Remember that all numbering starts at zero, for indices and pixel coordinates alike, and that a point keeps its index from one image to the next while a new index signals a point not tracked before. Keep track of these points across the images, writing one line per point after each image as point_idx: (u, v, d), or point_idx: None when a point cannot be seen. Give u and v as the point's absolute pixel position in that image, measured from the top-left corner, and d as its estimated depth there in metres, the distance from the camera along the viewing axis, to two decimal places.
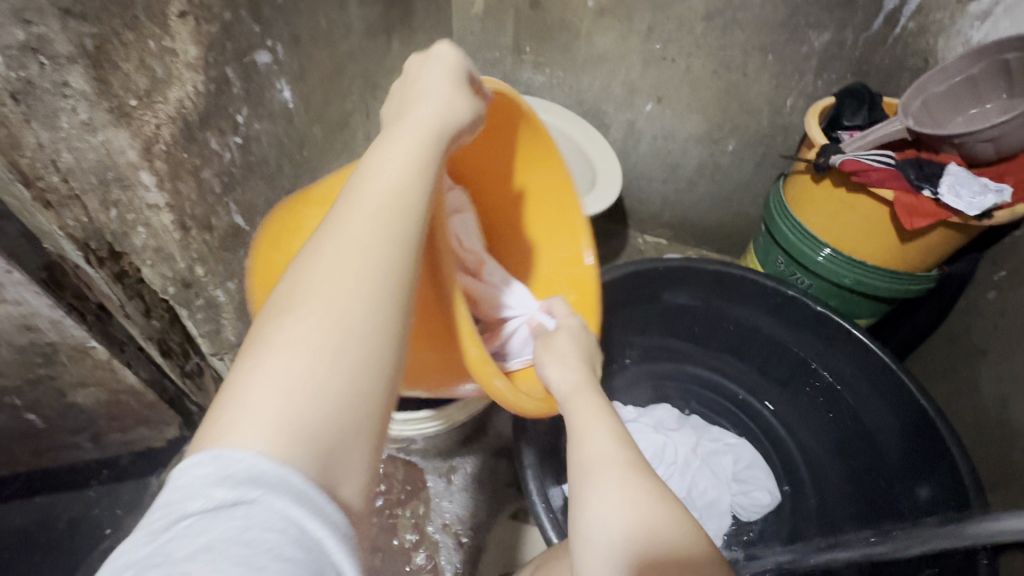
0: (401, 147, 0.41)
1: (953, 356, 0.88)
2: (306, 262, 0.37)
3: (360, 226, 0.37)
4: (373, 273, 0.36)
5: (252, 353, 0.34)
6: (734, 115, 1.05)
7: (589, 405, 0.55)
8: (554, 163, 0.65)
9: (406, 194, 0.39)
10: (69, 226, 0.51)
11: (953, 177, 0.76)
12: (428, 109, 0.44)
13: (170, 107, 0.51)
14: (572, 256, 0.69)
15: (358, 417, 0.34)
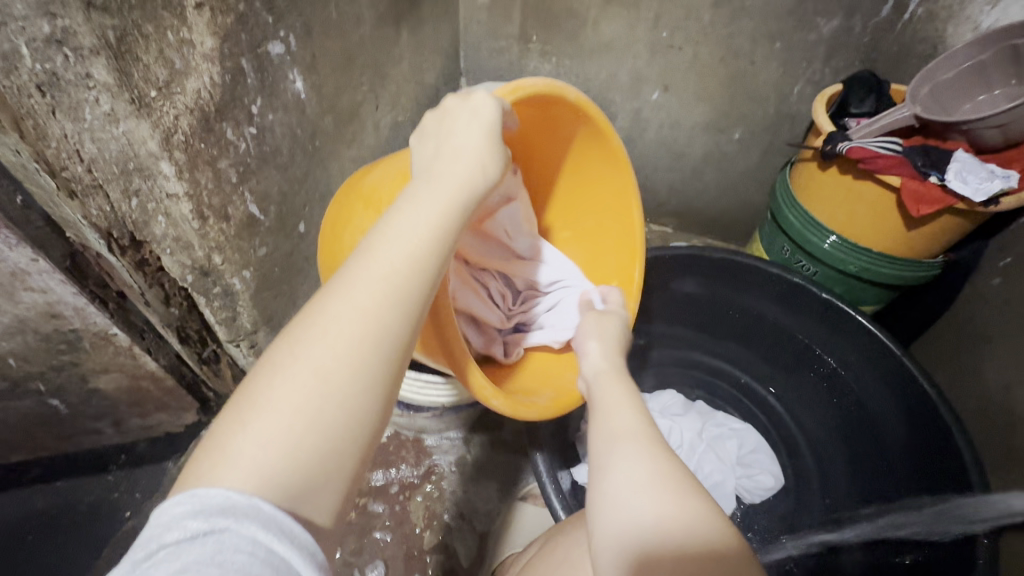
0: (422, 207, 0.43)
1: (957, 342, 0.89)
2: (304, 317, 0.39)
3: (367, 283, 0.39)
4: (371, 330, 0.39)
5: (254, 388, 0.37)
6: (741, 103, 1.05)
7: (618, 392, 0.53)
8: (617, 164, 0.68)
9: (416, 257, 0.41)
10: (92, 215, 0.53)
11: (960, 164, 0.76)
12: (452, 171, 0.46)
13: (188, 98, 0.52)
14: (621, 247, 0.73)
15: (336, 463, 0.37)
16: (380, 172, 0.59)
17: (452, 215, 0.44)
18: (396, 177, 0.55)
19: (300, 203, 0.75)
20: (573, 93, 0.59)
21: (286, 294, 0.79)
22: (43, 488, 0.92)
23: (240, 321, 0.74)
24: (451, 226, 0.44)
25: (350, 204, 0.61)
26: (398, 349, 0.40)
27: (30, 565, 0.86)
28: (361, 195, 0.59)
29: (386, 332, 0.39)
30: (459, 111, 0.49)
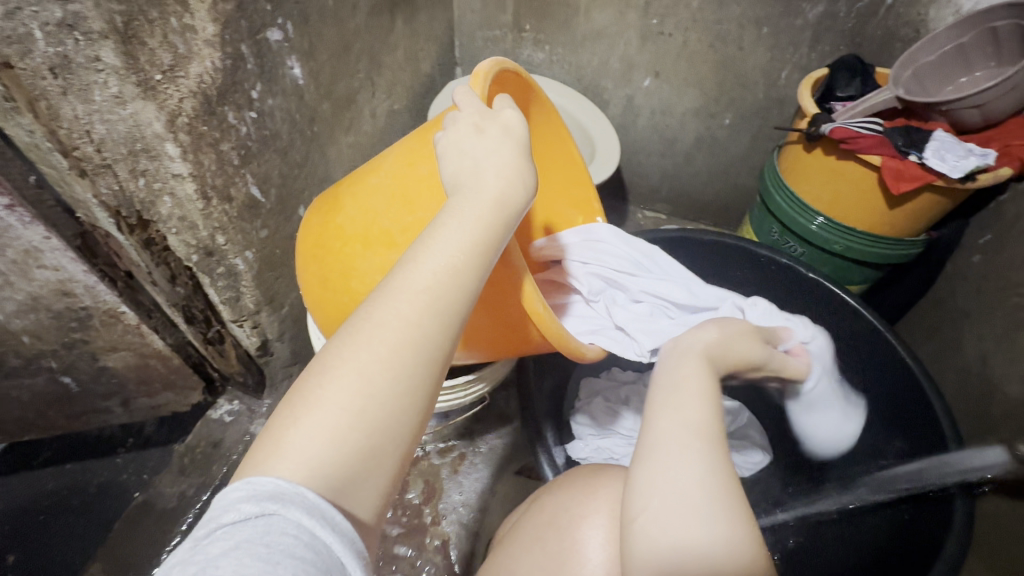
0: (464, 214, 0.43)
1: (939, 318, 0.92)
2: (352, 325, 0.39)
3: (411, 288, 0.39)
4: (416, 336, 0.38)
5: (302, 389, 0.37)
6: (730, 89, 1.07)
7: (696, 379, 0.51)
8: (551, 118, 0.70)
9: (458, 264, 0.41)
10: (103, 194, 0.56)
11: (939, 142, 0.79)
12: (491, 182, 0.45)
13: (191, 81, 0.55)
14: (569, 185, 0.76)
15: (377, 464, 0.37)
16: (359, 207, 0.59)
17: (493, 223, 0.43)
18: (398, 203, 0.56)
19: (300, 187, 0.78)
20: (512, 65, 0.60)
21: (287, 276, 0.81)
22: (54, 469, 0.95)
23: (243, 302, 0.76)
24: (492, 232, 0.43)
25: (335, 243, 0.60)
26: (440, 355, 0.40)
27: (43, 543, 0.89)
28: (352, 234, 0.59)
29: (430, 337, 0.39)
30: (483, 120, 0.49)
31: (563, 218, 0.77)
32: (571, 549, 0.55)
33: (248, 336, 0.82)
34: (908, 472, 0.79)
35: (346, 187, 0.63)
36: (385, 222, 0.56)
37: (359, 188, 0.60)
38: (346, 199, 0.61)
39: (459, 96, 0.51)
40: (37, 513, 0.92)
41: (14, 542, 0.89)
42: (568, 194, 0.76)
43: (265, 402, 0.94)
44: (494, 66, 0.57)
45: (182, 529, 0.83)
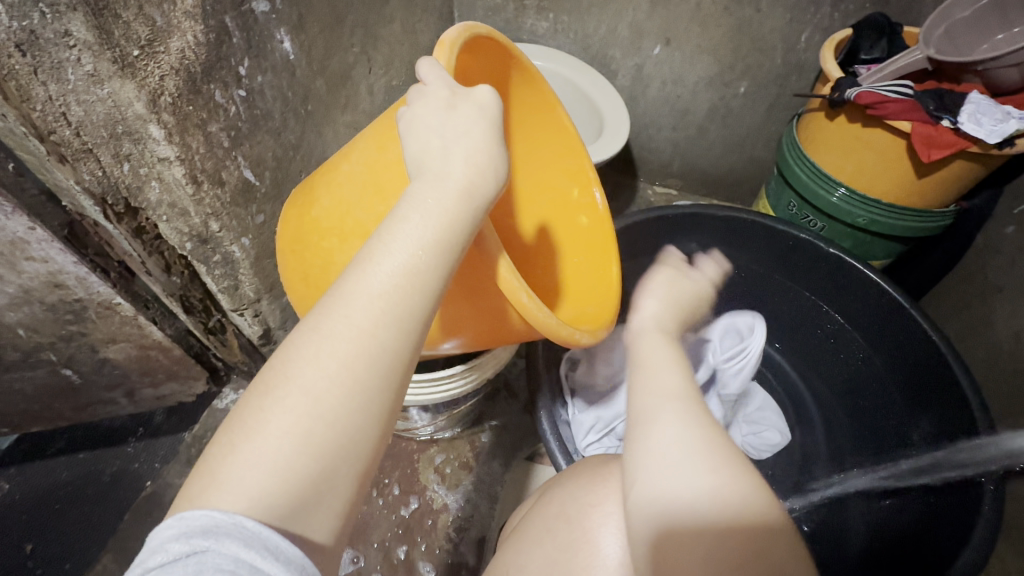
0: (422, 209, 0.40)
1: (967, 293, 0.88)
2: (295, 342, 0.36)
3: (364, 297, 0.37)
4: (368, 349, 0.36)
5: (242, 413, 0.35)
6: (746, 55, 1.01)
7: (663, 352, 0.57)
8: (536, 84, 0.66)
9: (414, 267, 0.38)
10: (86, 180, 0.53)
11: (975, 104, 0.73)
12: (456, 172, 0.42)
13: (172, 57, 0.51)
14: (565, 151, 0.72)
15: (328, 488, 0.35)
16: (332, 197, 0.56)
17: (457, 219, 0.41)
18: (370, 191, 0.52)
19: (296, 169, 0.74)
20: (482, 27, 0.56)
21: None
22: (67, 459, 0.96)
23: (242, 290, 0.74)
24: (458, 231, 0.41)
25: (310, 239, 0.57)
26: (397, 368, 0.38)
27: (60, 532, 0.90)
28: (327, 228, 0.55)
29: (383, 349, 0.37)
30: (453, 96, 0.46)
31: (559, 190, 0.74)
32: (581, 537, 0.53)
33: (249, 325, 0.80)
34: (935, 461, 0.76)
35: (321, 174, 0.59)
36: (360, 213, 0.53)
37: (332, 176, 0.57)
38: (320, 187, 0.58)
39: (424, 68, 0.47)
40: (52, 503, 0.92)
41: (31, 532, 0.90)
42: (562, 165, 0.73)
43: None
44: (460, 32, 0.52)
45: None
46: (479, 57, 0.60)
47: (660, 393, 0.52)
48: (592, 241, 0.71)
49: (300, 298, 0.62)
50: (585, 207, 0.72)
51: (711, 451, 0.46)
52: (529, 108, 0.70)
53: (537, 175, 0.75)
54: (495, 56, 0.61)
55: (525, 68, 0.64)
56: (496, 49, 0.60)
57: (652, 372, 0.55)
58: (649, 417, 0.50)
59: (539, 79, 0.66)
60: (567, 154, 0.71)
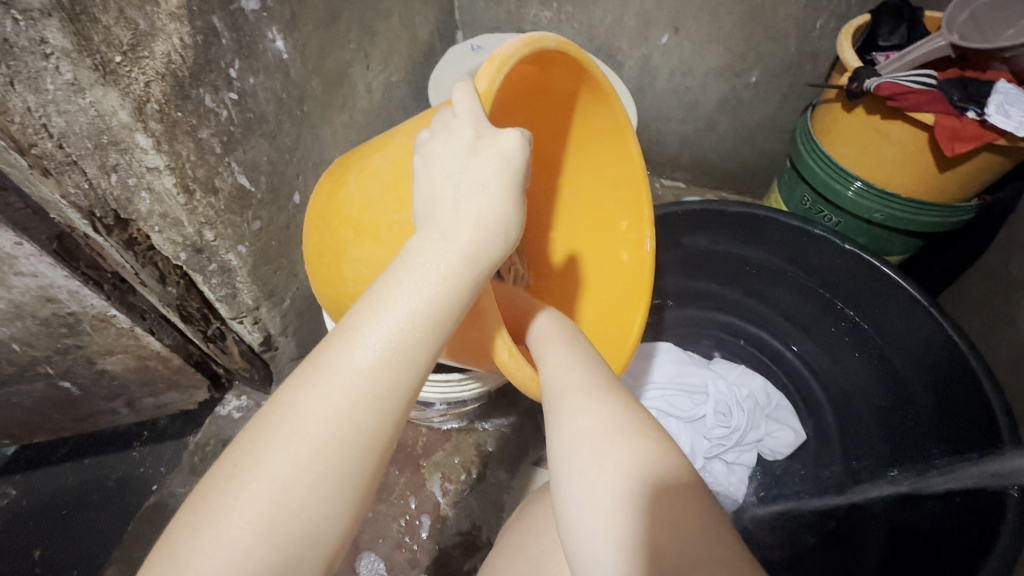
0: (412, 279, 0.39)
1: (991, 289, 0.84)
2: (267, 422, 0.36)
3: (342, 378, 0.36)
4: (343, 432, 0.36)
5: (211, 490, 0.35)
6: (758, 43, 0.97)
7: (560, 346, 0.53)
8: (608, 105, 0.61)
9: (398, 344, 0.37)
10: (71, 193, 0.50)
11: (1003, 95, 0.70)
12: (458, 233, 0.40)
13: (157, 62, 0.49)
14: (622, 178, 0.67)
15: (294, 573, 0.34)
16: (359, 186, 0.54)
17: (453, 291, 0.39)
18: (390, 198, 0.50)
19: (293, 173, 0.72)
20: (554, 41, 0.50)
21: (286, 268, 0.77)
22: (72, 465, 0.95)
23: (240, 298, 0.72)
24: (451, 303, 0.39)
25: (335, 228, 0.55)
26: (374, 450, 0.37)
27: (66, 539, 0.89)
28: (348, 216, 0.54)
29: (357, 431, 0.36)
30: (478, 139, 0.43)
31: (609, 216, 0.71)
32: (550, 549, 0.55)
33: (249, 332, 0.78)
34: (953, 479, 0.72)
35: (356, 160, 0.58)
36: (376, 214, 0.51)
37: (364, 165, 0.55)
38: (351, 173, 0.56)
39: (462, 95, 0.45)
40: (58, 510, 0.92)
41: (37, 539, 0.89)
42: (618, 193, 0.69)
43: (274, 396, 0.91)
44: (521, 46, 0.47)
45: None
46: (551, 66, 0.56)
47: (561, 387, 0.48)
48: (625, 282, 0.69)
49: (316, 286, 0.62)
50: (629, 243, 0.69)
51: (626, 432, 0.44)
52: (598, 128, 0.65)
53: (592, 190, 0.72)
54: (566, 69, 0.56)
55: (601, 89, 0.58)
56: (570, 63, 0.55)
57: (547, 365, 0.51)
58: (556, 418, 0.47)
59: (615, 102, 0.60)
60: (626, 183, 0.67)
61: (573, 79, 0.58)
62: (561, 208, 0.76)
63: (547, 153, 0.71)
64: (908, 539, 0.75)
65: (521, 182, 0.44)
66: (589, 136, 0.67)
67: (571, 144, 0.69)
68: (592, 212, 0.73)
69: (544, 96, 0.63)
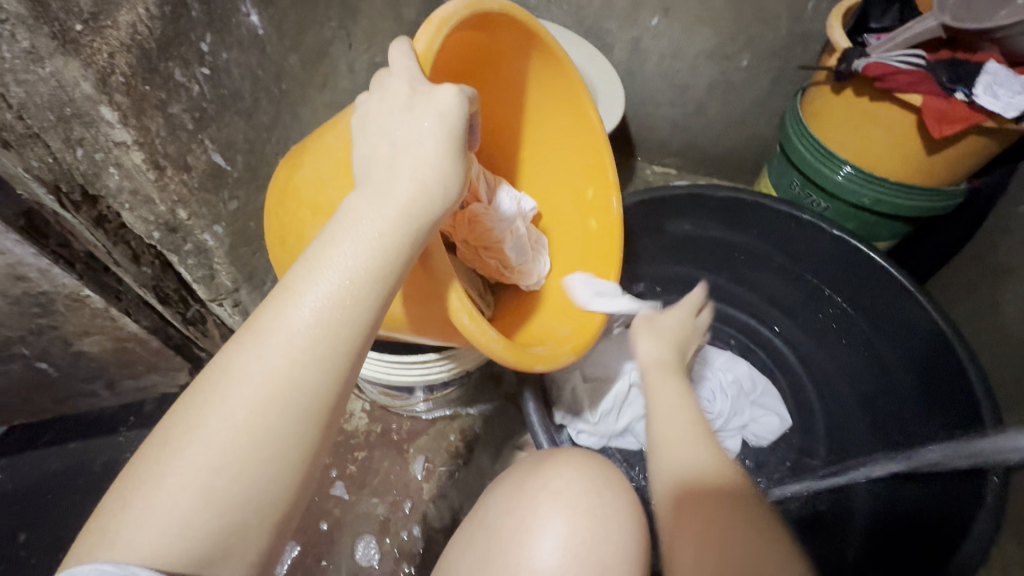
0: (348, 238, 0.38)
1: (976, 274, 0.84)
2: (203, 390, 0.35)
3: (277, 341, 0.35)
4: (280, 396, 0.35)
5: (141, 465, 0.34)
6: (748, 25, 0.95)
7: (667, 381, 0.63)
8: (561, 69, 0.61)
9: (338, 303, 0.37)
10: (34, 167, 0.50)
11: (992, 75, 0.69)
12: (397, 190, 0.40)
13: (122, 32, 0.48)
14: (581, 146, 0.67)
15: (237, 540, 0.34)
16: (314, 169, 0.53)
17: (392, 250, 0.39)
18: (342, 174, 0.49)
19: (272, 153, 0.71)
20: (497, 3, 0.51)
21: (267, 250, 0.76)
22: (56, 450, 0.95)
23: (219, 280, 0.72)
24: (391, 261, 0.39)
25: (293, 210, 0.54)
26: (317, 411, 0.36)
27: (50, 522, 0.89)
28: (306, 199, 0.53)
29: (299, 393, 0.36)
30: (414, 97, 0.42)
31: (571, 187, 0.70)
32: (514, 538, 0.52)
33: (230, 315, 0.78)
34: (935, 454, 0.73)
35: (312, 141, 0.56)
36: (331, 194, 0.50)
37: (316, 146, 0.54)
38: (307, 155, 0.55)
39: (395, 55, 0.44)
40: (42, 494, 0.92)
41: (22, 522, 0.89)
42: (577, 162, 0.68)
43: None
44: (460, 5, 0.48)
45: None
46: (498, 31, 0.56)
47: (659, 407, 0.60)
48: (595, 252, 0.68)
49: (280, 274, 0.60)
50: (598, 210, 0.67)
51: (709, 437, 0.56)
52: (552, 97, 0.65)
53: (550, 163, 0.71)
54: (512, 33, 0.57)
55: (551, 53, 0.60)
56: (518, 28, 0.56)
57: (659, 396, 0.61)
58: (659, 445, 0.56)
59: (567, 64, 0.61)
60: (584, 151, 0.67)
61: (520, 45, 0.59)
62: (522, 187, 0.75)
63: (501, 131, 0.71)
64: (890, 518, 0.75)
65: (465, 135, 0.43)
66: (542, 110, 0.67)
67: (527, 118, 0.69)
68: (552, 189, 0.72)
69: (489, 69, 0.63)
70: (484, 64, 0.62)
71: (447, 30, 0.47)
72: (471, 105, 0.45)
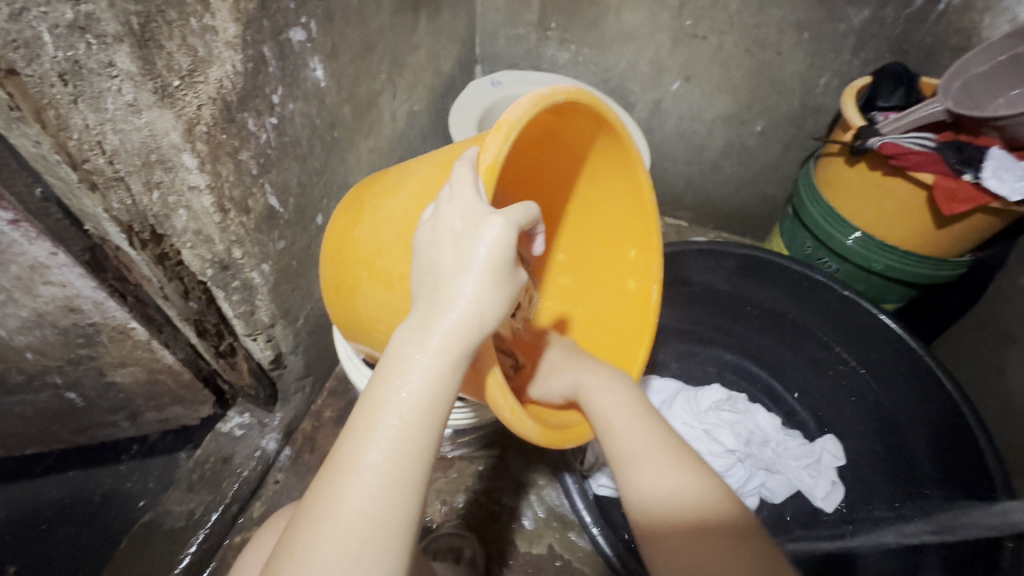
0: (403, 384, 0.39)
1: (980, 341, 0.88)
2: (299, 534, 0.37)
3: (360, 481, 0.37)
4: (357, 551, 0.36)
5: None
6: (764, 95, 1.02)
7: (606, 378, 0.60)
8: (620, 146, 0.63)
9: (403, 434, 0.38)
10: (114, 209, 0.51)
11: (996, 160, 0.74)
12: (449, 319, 0.40)
13: (210, 87, 0.51)
14: (632, 208, 0.69)
15: None
16: (373, 229, 0.54)
17: (446, 383, 0.40)
18: (401, 249, 0.50)
19: (318, 195, 0.74)
20: (563, 92, 0.51)
21: (303, 287, 0.78)
22: (57, 477, 0.92)
23: (257, 315, 0.72)
24: (447, 385, 0.40)
25: (349, 261, 0.56)
26: (403, 536, 0.38)
27: (44, 555, 0.86)
28: (362, 257, 0.54)
29: (385, 524, 0.37)
30: (467, 212, 0.43)
31: (617, 246, 0.74)
32: None
33: (261, 350, 0.77)
34: (935, 526, 0.77)
35: (371, 196, 0.58)
36: (389, 260, 0.51)
37: (377, 207, 0.55)
38: (366, 212, 0.56)
39: (459, 167, 0.45)
40: (39, 523, 0.89)
41: (15, 552, 0.86)
42: (624, 224, 0.72)
43: (278, 415, 0.88)
44: (529, 107, 0.48)
45: (191, 551, 0.77)
46: (571, 114, 0.59)
47: (626, 452, 0.53)
48: (627, 310, 0.72)
49: (332, 314, 0.62)
50: (638, 272, 0.71)
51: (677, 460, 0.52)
52: (609, 162, 0.67)
53: (599, 217, 0.74)
54: (579, 114, 0.58)
55: (613, 130, 0.61)
56: (586, 109, 0.57)
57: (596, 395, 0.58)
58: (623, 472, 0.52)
59: (630, 142, 0.62)
60: (634, 216, 0.69)
61: (584, 121, 0.60)
62: (566, 229, 0.78)
63: (554, 181, 0.73)
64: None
65: (517, 255, 0.42)
66: (599, 174, 0.69)
67: (583, 174, 0.71)
68: (600, 243, 0.76)
69: (556, 138, 0.65)
70: (554, 132, 0.63)
71: (519, 123, 0.48)
72: (522, 217, 0.44)
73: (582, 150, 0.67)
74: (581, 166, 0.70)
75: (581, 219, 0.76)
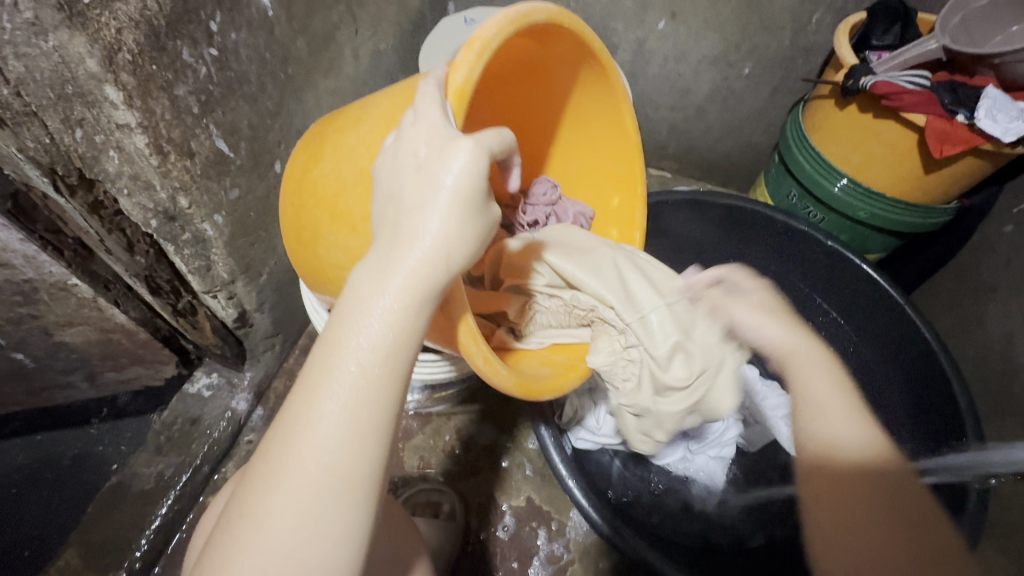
0: (361, 329, 0.36)
1: (961, 289, 0.87)
2: (253, 489, 0.35)
3: (317, 431, 0.34)
4: (314, 503, 0.34)
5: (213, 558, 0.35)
6: (753, 34, 0.97)
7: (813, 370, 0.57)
8: (605, 78, 0.59)
9: (362, 381, 0.35)
10: (29, 148, 0.47)
11: (991, 99, 0.71)
12: (413, 256, 0.36)
13: (131, 7, 0.44)
14: (616, 150, 0.66)
15: None
16: (334, 165, 0.50)
17: (410, 327, 0.37)
18: (364, 186, 0.46)
19: (275, 140, 0.68)
20: (543, 13, 0.47)
21: (265, 241, 0.73)
22: (21, 442, 0.89)
23: (215, 271, 0.68)
24: (409, 329, 0.37)
25: (308, 204, 0.52)
26: (364, 489, 0.35)
27: (14, 520, 0.84)
28: (321, 198, 0.50)
29: (345, 477, 0.35)
30: (433, 136, 0.38)
31: (599, 192, 0.70)
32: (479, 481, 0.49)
33: (223, 308, 0.73)
34: None
35: (330, 132, 0.53)
36: (351, 200, 0.47)
37: (338, 143, 0.50)
38: (327, 148, 0.51)
39: (425, 89, 0.41)
40: (7, 488, 0.86)
41: None
42: (608, 166, 0.68)
43: (248, 374, 0.85)
44: (504, 22, 0.44)
45: (163, 512, 0.76)
46: (551, 41, 0.54)
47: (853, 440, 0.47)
48: None
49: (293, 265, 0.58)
50: (620, 219, 0.68)
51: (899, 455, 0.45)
52: (592, 98, 0.63)
53: (580, 160, 0.71)
54: (562, 41, 0.54)
55: (598, 61, 0.57)
56: (569, 37, 0.53)
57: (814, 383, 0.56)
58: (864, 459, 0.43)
59: (615, 76, 0.58)
60: (618, 157, 0.66)
61: (566, 49, 0.56)
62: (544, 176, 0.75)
63: (533, 122, 0.69)
64: None
65: (488, 185, 0.38)
66: (582, 111, 0.65)
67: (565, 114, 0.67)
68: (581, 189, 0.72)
69: (536, 70, 0.60)
70: (535, 63, 0.59)
71: (495, 42, 0.43)
72: (494, 146, 0.40)
73: (563, 84, 0.62)
74: (563, 104, 0.65)
75: (564, 162, 0.72)
